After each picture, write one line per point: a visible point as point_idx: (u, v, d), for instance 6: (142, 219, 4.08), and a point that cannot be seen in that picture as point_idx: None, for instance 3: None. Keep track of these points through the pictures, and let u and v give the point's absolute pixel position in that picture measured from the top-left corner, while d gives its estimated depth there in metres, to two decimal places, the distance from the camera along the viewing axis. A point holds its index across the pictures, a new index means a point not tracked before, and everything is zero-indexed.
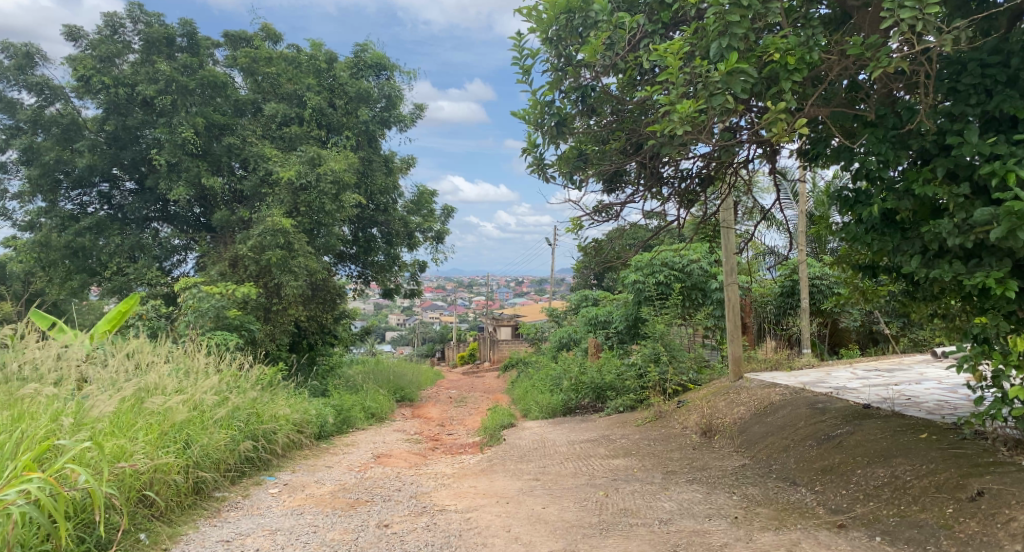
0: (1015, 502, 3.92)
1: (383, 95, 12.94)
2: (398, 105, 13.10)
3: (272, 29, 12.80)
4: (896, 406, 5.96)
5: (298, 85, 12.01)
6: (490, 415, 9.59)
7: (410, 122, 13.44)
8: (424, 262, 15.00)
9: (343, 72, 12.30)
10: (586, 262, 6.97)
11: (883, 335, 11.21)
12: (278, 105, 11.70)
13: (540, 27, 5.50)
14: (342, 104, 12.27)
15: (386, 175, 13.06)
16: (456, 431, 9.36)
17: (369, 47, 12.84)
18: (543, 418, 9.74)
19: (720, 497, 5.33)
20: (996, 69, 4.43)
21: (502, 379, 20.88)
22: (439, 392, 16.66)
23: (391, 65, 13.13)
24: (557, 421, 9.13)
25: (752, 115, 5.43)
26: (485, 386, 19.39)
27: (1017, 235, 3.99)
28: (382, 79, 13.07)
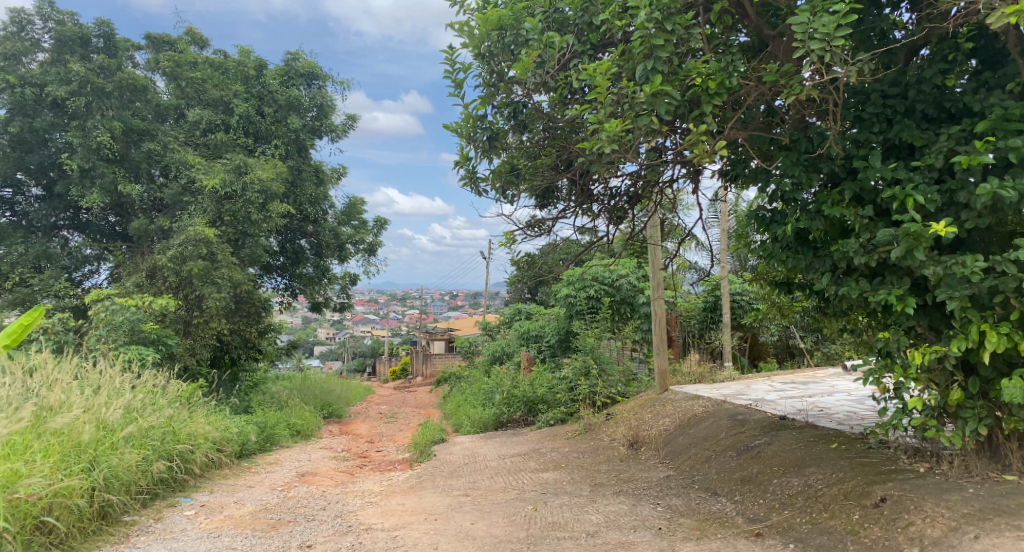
0: (913, 507, 4.17)
1: (314, 105, 12.68)
2: (330, 114, 12.91)
3: (197, 33, 12.43)
4: (810, 417, 6.23)
5: (224, 91, 11.62)
6: (420, 431, 9.49)
7: (342, 133, 13.27)
8: (355, 274, 14.75)
9: (273, 80, 12.07)
10: (518, 275, 7.02)
11: (799, 349, 11.70)
12: (203, 111, 11.30)
13: (472, 43, 5.54)
14: (271, 112, 11.98)
15: (316, 185, 12.82)
16: (384, 448, 9.19)
17: (301, 56, 12.56)
18: (473, 433, 9.66)
19: (645, 508, 5.43)
20: (896, 100, 4.77)
21: (435, 394, 20.72)
22: (370, 408, 16.35)
23: (324, 75, 12.92)
24: (487, 436, 9.11)
25: (677, 136, 5.65)
26: (417, 401, 19.21)
27: (913, 256, 4.31)
28: (314, 88, 12.83)
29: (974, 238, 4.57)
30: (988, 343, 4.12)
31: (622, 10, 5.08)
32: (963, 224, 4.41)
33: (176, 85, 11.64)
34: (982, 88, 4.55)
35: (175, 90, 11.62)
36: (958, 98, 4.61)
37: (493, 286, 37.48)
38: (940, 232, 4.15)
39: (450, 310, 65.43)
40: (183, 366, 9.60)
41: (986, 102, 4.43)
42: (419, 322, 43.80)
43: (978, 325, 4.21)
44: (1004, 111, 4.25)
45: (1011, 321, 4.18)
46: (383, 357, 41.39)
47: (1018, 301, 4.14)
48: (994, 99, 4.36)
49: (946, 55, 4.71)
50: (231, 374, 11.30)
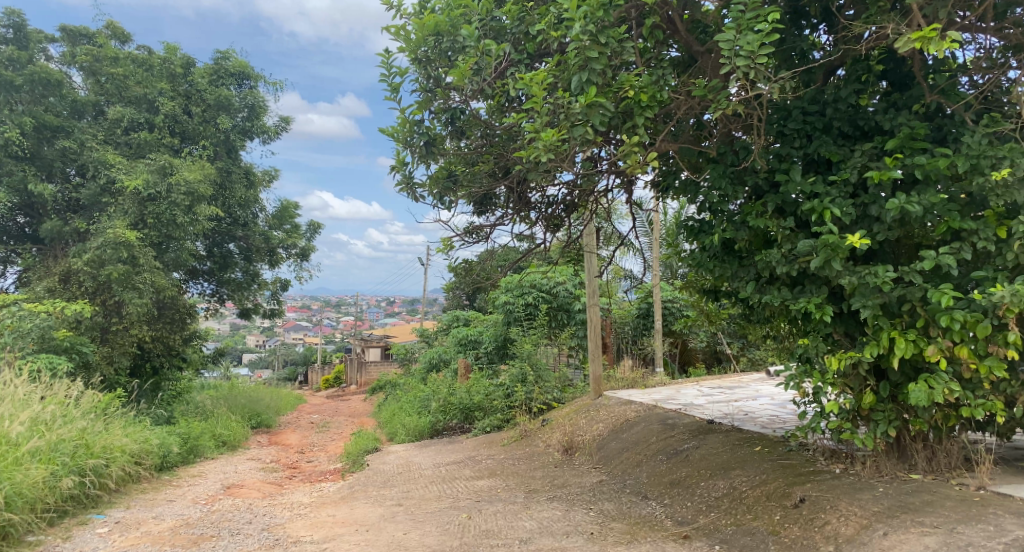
0: (829, 507, 4.35)
1: (246, 105, 12.22)
2: (261, 115, 12.44)
3: (119, 28, 11.90)
4: (736, 421, 6.44)
5: (148, 89, 11.14)
6: (353, 440, 9.33)
7: (275, 134, 12.91)
8: (287, 279, 14.37)
9: (202, 79, 11.70)
10: (456, 282, 7.00)
11: (726, 355, 12.08)
12: (125, 109, 10.82)
13: (408, 47, 5.44)
14: (199, 112, 11.56)
15: (247, 188, 12.48)
16: (315, 458, 8.98)
17: (231, 54, 12.15)
18: (408, 442, 9.65)
19: (578, 513, 5.48)
20: (815, 117, 5.00)
21: (369, 402, 20.43)
22: (300, 418, 15.97)
23: (255, 75, 12.50)
24: (423, 444, 9.04)
25: (611, 147, 5.76)
26: (351, 410, 18.89)
27: (830, 266, 4.52)
28: (244, 89, 12.37)
29: (885, 250, 4.83)
30: (896, 349, 4.36)
31: (557, 21, 5.14)
32: (875, 236, 4.65)
33: (94, 80, 11.11)
34: (891, 108, 4.82)
35: (94, 86, 11.11)
36: (871, 117, 4.87)
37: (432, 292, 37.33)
38: (855, 243, 4.36)
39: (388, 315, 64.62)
40: (101, 376, 9.15)
41: (895, 121, 4.69)
42: (355, 329, 43.06)
43: (888, 331, 4.45)
44: (910, 130, 4.52)
45: (917, 328, 4.44)
46: (317, 364, 40.45)
47: (923, 310, 4.40)
48: (903, 119, 4.63)
49: (860, 77, 4.97)
50: (153, 384, 10.84)
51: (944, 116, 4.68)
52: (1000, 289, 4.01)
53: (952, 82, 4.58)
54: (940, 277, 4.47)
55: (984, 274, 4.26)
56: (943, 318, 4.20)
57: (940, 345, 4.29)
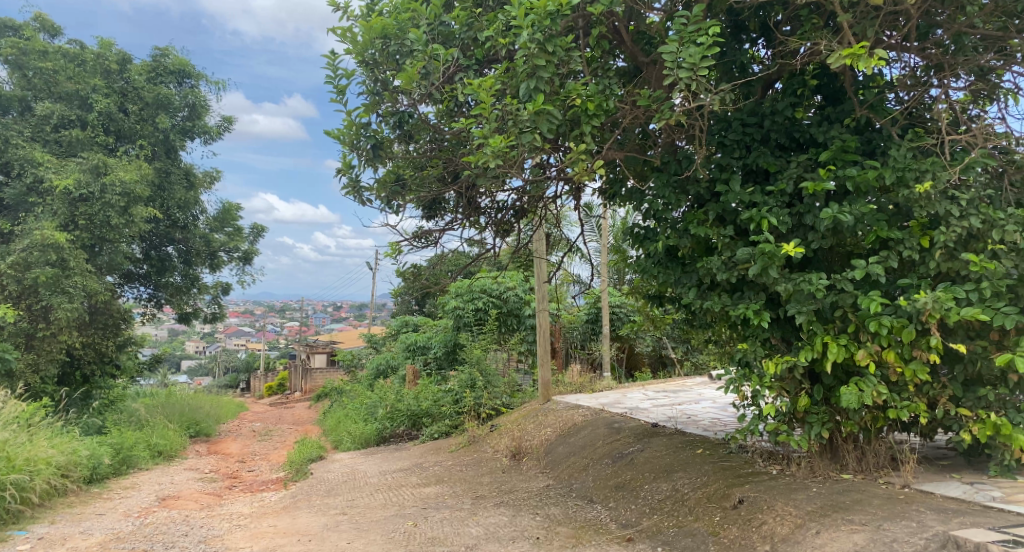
0: (766, 507, 4.48)
1: (186, 105, 11.94)
2: (203, 115, 12.23)
3: (49, 21, 11.39)
4: (679, 424, 6.57)
5: (80, 85, 10.71)
6: (297, 448, 9.15)
7: (217, 135, 12.63)
8: (229, 283, 13.99)
9: (139, 76, 11.29)
10: (404, 288, 6.77)
11: (671, 359, 12.32)
12: (54, 105, 10.36)
13: (355, 49, 5.34)
14: (135, 110, 11.17)
15: (186, 190, 12.15)
16: (257, 467, 8.76)
17: (171, 52, 11.88)
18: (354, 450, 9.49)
19: (524, 518, 5.50)
20: (754, 128, 5.17)
21: (314, 410, 20.07)
22: (241, 426, 15.54)
23: (197, 73, 12.24)
24: (369, 452, 8.92)
25: (559, 153, 5.81)
26: (295, 417, 18.50)
27: (767, 273, 4.66)
28: (185, 87, 12.14)
29: (819, 258, 5.01)
30: (829, 354, 4.52)
31: (506, 28, 5.16)
32: (809, 244, 4.82)
33: (21, 74, 10.59)
34: (824, 121, 5.02)
35: (21, 80, 10.59)
36: (806, 129, 5.05)
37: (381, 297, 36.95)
38: (790, 251, 4.51)
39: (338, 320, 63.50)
40: (24, 384, 8.72)
41: (828, 134, 4.88)
42: (304, 334, 42.25)
43: (821, 337, 4.62)
44: (842, 143, 4.71)
45: (848, 333, 4.62)
46: (262, 371, 39.44)
47: (854, 316, 4.58)
48: (835, 133, 4.82)
49: (796, 90, 5.16)
50: (83, 392, 10.39)
51: (873, 130, 4.90)
52: (923, 296, 4.21)
53: (880, 98, 4.79)
54: (869, 284, 4.66)
55: (909, 282, 4.47)
56: (872, 323, 4.37)
57: (869, 350, 4.47)
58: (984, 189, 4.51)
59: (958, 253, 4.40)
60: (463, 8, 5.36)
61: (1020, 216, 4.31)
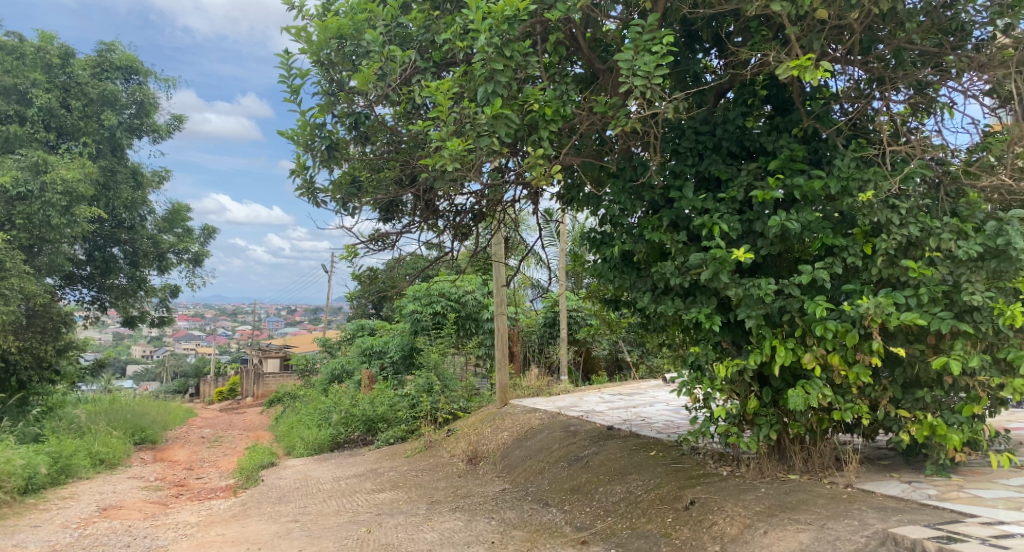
0: (715, 508, 4.57)
1: (133, 101, 11.65)
2: (152, 113, 11.90)
3: None
4: (634, 427, 6.66)
5: (20, 79, 10.33)
6: (248, 454, 8.96)
7: (167, 133, 12.31)
8: (177, 286, 13.62)
9: (82, 71, 10.96)
10: (360, 291, 6.66)
11: (627, 363, 12.47)
12: None
13: (309, 49, 5.23)
14: (79, 106, 10.84)
15: (133, 189, 11.84)
16: (205, 475, 8.53)
17: (117, 47, 11.52)
18: (308, 456, 9.43)
19: (480, 522, 5.48)
20: (706, 137, 5.29)
21: (266, 416, 19.67)
22: (189, 433, 15.11)
23: (145, 70, 11.90)
24: (322, 458, 8.79)
25: (518, 158, 5.83)
26: (246, 423, 18.08)
27: (718, 278, 4.76)
28: (132, 84, 11.79)
29: (768, 263, 5.14)
30: (777, 357, 4.63)
31: (463, 31, 5.14)
32: (758, 250, 4.94)
33: None
34: (774, 130, 5.16)
35: None
36: (756, 138, 5.19)
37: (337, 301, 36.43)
38: (740, 257, 4.61)
39: (293, 324, 62.31)
40: None
41: (777, 143, 5.01)
42: (252, 339, 41.19)
43: (770, 340, 4.73)
44: (790, 152, 4.84)
45: (795, 337, 4.74)
46: (213, 376, 38.37)
47: (800, 320, 4.71)
48: (784, 142, 4.95)
49: (747, 100, 5.31)
50: (20, 399, 9.96)
51: (820, 140, 5.05)
52: (865, 301, 4.34)
53: (826, 109, 4.95)
54: (815, 289, 4.80)
55: (852, 288, 4.61)
56: (817, 328, 4.50)
57: (815, 353, 4.60)
58: (922, 199, 4.69)
59: (898, 259, 4.56)
60: (420, 10, 5.32)
61: (955, 225, 4.49)
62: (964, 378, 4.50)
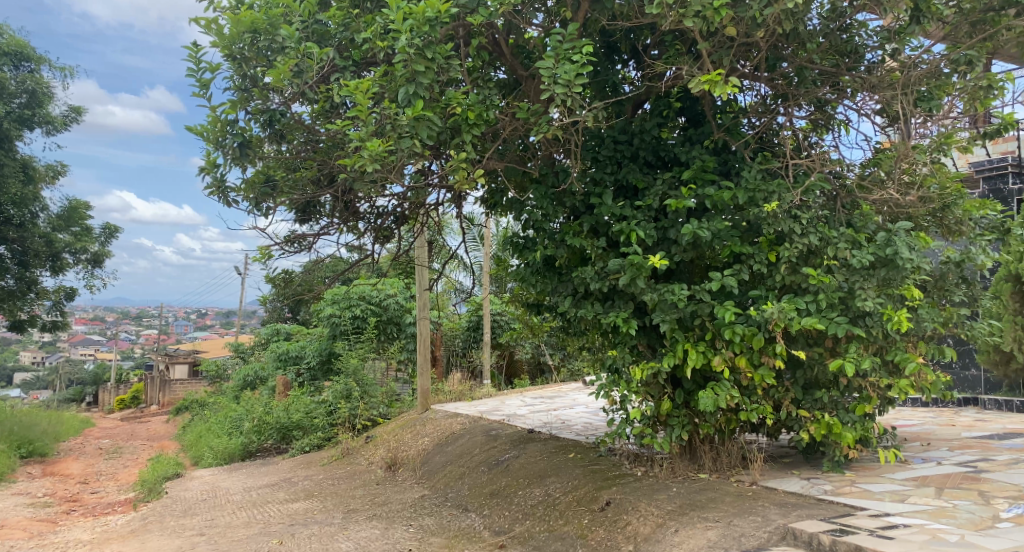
0: (630, 508, 4.67)
1: (24, 90, 10.93)
2: (45, 103, 11.18)
3: None
4: (553, 429, 6.74)
5: None
6: (151, 466, 8.50)
7: (62, 126, 11.58)
8: (73, 288, 12.80)
9: None
10: (275, 294, 6.44)
11: (549, 366, 12.61)
12: None
13: (221, 42, 5.04)
14: None
15: (23, 185, 11.09)
16: (101, 489, 8.02)
17: (6, 31, 10.76)
18: (217, 465, 9.26)
19: (397, 530, 5.39)
20: (625, 146, 5.42)
21: (171, 425, 18.72)
22: (85, 445, 14.16)
23: (37, 58, 11.16)
24: (232, 468, 8.44)
25: (441, 161, 5.79)
26: (149, 433, 17.13)
27: (635, 284, 4.86)
28: (22, 71, 11.05)
29: (681, 269, 5.32)
30: (689, 360, 4.78)
31: (384, 31, 5.05)
32: (672, 257, 5.10)
33: None
34: (687, 142, 5.35)
35: None
36: (670, 149, 5.37)
37: (253, 305, 35.15)
38: (656, 263, 4.72)
39: (206, 328, 59.45)
40: None
41: (690, 154, 5.19)
42: (159, 343, 39.07)
43: (683, 344, 4.87)
44: (702, 163, 5.02)
45: (706, 340, 4.91)
46: (116, 384, 36.16)
47: (711, 324, 4.89)
48: (696, 153, 5.13)
49: (662, 111, 5.48)
50: None
51: (729, 152, 5.27)
52: (770, 306, 4.54)
53: (736, 122, 5.17)
54: (724, 295, 4.99)
55: (758, 293, 4.82)
56: (726, 331, 4.68)
57: (724, 356, 4.77)
58: (821, 210, 4.96)
59: (800, 267, 4.80)
60: (340, 7, 5.18)
61: (850, 235, 4.77)
62: (857, 379, 4.78)
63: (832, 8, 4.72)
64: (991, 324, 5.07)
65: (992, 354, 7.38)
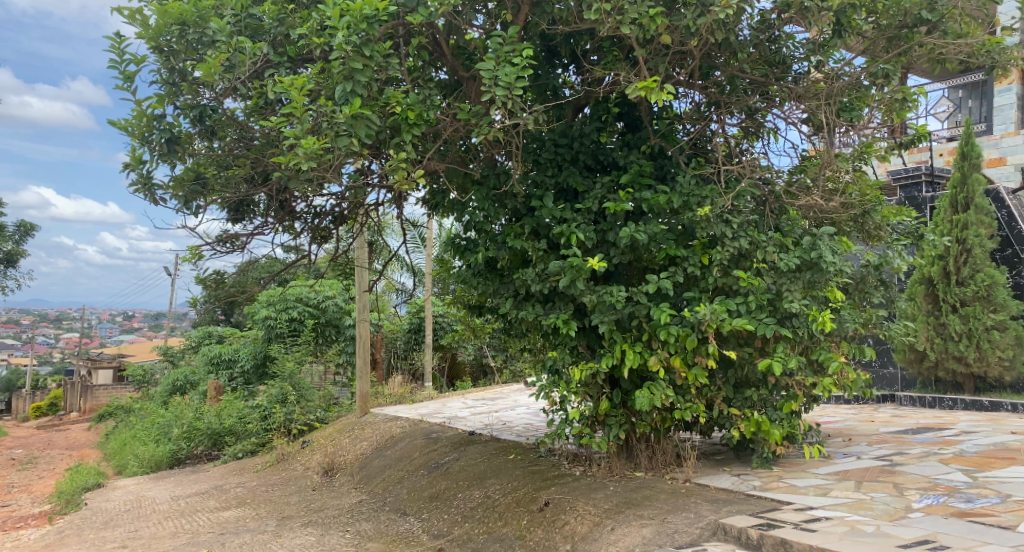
0: (568, 507, 4.70)
1: None
2: None
3: None
4: (494, 431, 6.75)
5: None
6: (69, 476, 8.09)
7: None
8: None
9: None
10: (205, 296, 6.21)
11: (491, 368, 12.62)
12: None
13: (146, 33, 4.81)
14: None
15: None
16: (14, 502, 7.57)
17: None
18: (143, 474, 8.89)
19: (333, 537, 5.28)
20: (565, 149, 5.47)
21: (92, 434, 17.84)
22: None
23: None
24: (159, 476, 8.11)
25: (381, 161, 5.72)
26: (68, 442, 16.29)
27: (575, 285, 4.90)
28: None
29: (620, 271, 5.40)
30: (626, 360, 4.85)
31: (320, 28, 4.94)
32: (611, 259, 5.18)
33: None
34: (626, 146, 5.45)
35: None
36: (609, 153, 5.46)
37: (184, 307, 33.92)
38: (595, 265, 4.77)
39: (135, 330, 56.89)
40: None
41: (628, 159, 5.29)
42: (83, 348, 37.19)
43: (621, 344, 4.94)
44: (639, 168, 5.12)
45: (643, 341, 5.00)
46: (33, 390, 34.18)
47: (648, 325, 4.98)
48: (634, 158, 5.23)
49: (601, 116, 5.61)
50: None
51: (665, 157, 5.40)
52: (703, 307, 4.65)
53: (671, 128, 5.30)
54: (660, 296, 5.08)
55: (692, 295, 4.93)
56: (662, 332, 4.77)
57: (660, 356, 4.86)
58: (751, 215, 5.13)
59: (731, 269, 4.94)
60: (274, 2, 5.06)
61: (778, 239, 4.94)
62: (785, 377, 4.96)
63: (762, 20, 4.84)
64: (906, 324, 5.36)
65: (907, 353, 7.80)
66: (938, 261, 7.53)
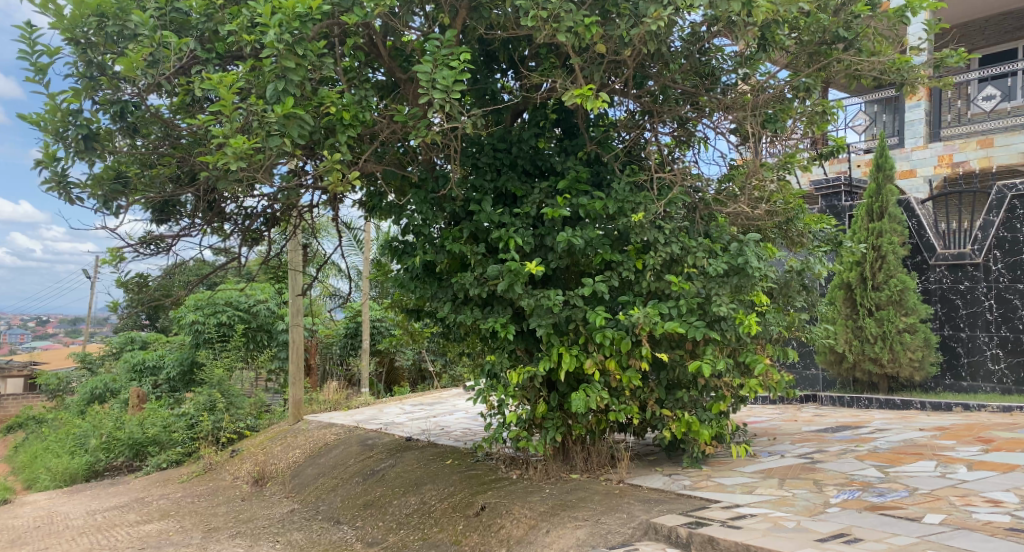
0: (503, 511, 4.70)
1: None
2: None
3: None
4: (431, 436, 6.70)
5: None
6: None
7: None
8: None
9: None
10: (127, 300, 5.92)
11: (430, 373, 12.52)
12: None
13: (60, 24, 4.58)
14: None
15: None
16: None
17: None
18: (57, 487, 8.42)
19: (262, 548, 5.13)
20: (504, 154, 5.49)
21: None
22: None
23: None
24: (75, 490, 7.70)
25: (316, 162, 5.60)
26: None
27: (513, 289, 4.91)
28: None
29: (557, 276, 5.45)
30: (563, 363, 4.89)
31: (250, 25, 4.81)
32: (549, 263, 5.22)
33: None
34: (562, 152, 5.52)
35: None
36: (547, 159, 5.52)
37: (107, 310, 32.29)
38: (532, 269, 4.78)
39: (54, 335, 53.81)
40: None
41: (565, 165, 5.35)
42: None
43: (557, 348, 4.98)
44: (576, 174, 5.17)
45: (579, 344, 5.05)
46: None
47: (584, 328, 5.03)
48: (571, 163, 5.30)
49: (539, 122, 5.61)
50: None
51: (601, 164, 5.48)
52: (637, 311, 4.74)
53: (606, 135, 5.40)
54: (596, 300, 5.15)
55: (626, 299, 5.02)
56: (597, 335, 4.83)
57: (595, 359, 4.93)
58: (682, 221, 5.26)
59: (664, 273, 5.06)
60: None
61: (707, 245, 5.09)
62: (714, 379, 5.11)
63: (692, 33, 4.99)
64: (826, 327, 5.61)
65: (828, 355, 8.15)
66: (856, 267, 7.92)
